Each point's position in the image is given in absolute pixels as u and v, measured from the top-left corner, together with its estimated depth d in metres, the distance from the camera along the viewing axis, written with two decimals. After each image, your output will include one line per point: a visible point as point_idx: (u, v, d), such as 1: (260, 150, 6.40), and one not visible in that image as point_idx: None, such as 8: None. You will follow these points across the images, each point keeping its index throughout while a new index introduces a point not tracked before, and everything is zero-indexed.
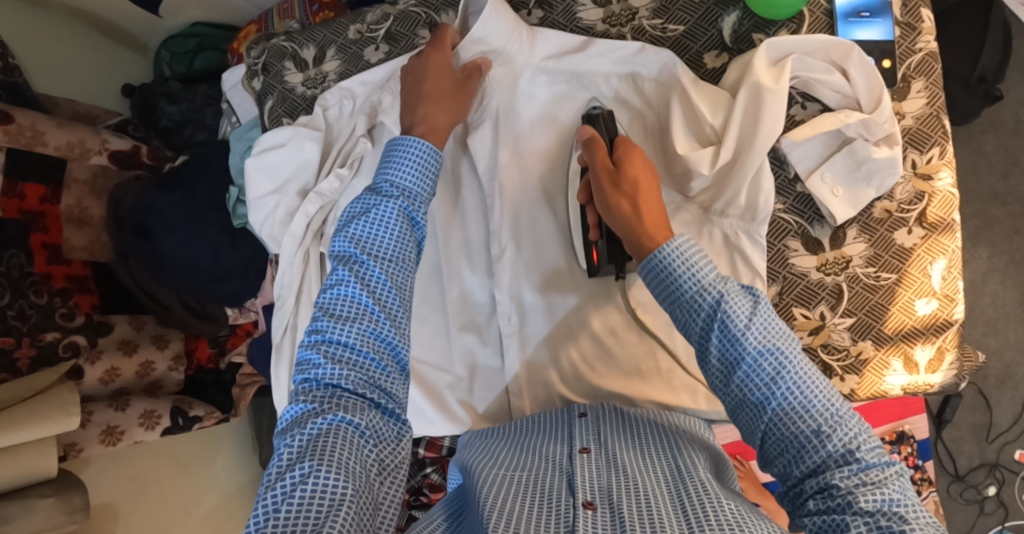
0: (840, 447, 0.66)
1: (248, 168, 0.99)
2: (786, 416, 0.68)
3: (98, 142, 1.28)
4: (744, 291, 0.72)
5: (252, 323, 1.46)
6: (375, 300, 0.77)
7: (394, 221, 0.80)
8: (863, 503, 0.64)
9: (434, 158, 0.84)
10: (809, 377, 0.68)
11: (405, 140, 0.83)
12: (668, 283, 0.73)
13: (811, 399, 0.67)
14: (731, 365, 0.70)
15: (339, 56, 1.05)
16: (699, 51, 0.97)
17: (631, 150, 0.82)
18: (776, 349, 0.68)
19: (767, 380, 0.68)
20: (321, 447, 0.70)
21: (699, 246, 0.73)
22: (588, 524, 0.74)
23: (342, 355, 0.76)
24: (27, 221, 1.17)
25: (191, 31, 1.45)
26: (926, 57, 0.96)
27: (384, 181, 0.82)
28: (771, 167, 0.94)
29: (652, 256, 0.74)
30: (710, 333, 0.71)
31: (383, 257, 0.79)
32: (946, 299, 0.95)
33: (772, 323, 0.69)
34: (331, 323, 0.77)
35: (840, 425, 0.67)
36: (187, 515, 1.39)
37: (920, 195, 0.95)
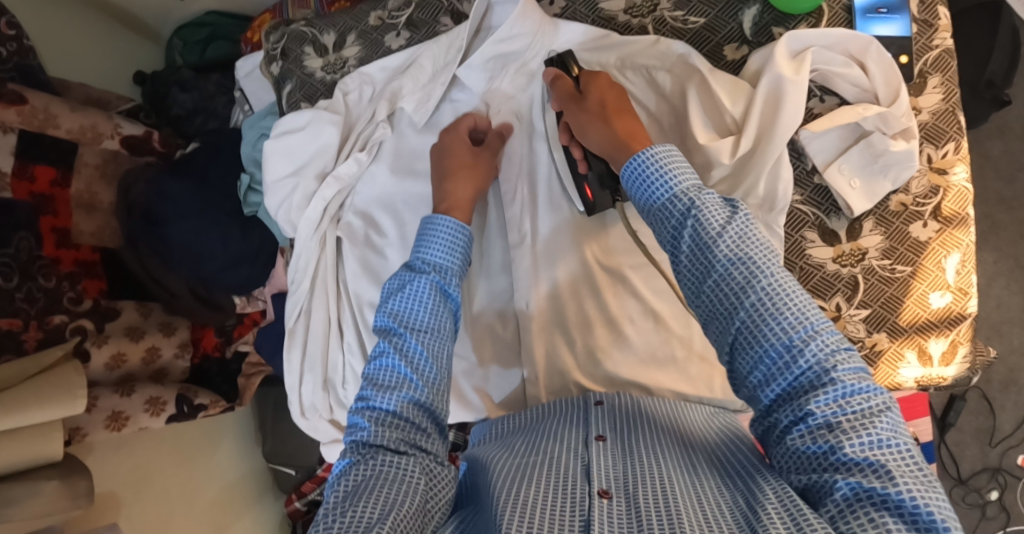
0: (814, 366, 0.67)
1: (267, 150, 0.98)
2: (756, 326, 0.69)
3: (111, 126, 1.28)
4: (723, 202, 0.75)
5: (259, 312, 1.48)
6: (414, 370, 0.80)
7: (428, 294, 0.84)
8: (848, 449, 0.64)
9: (463, 236, 0.88)
10: (783, 288, 0.69)
11: (437, 220, 0.88)
12: (646, 192, 0.77)
13: (785, 309, 0.68)
14: (703, 270, 0.73)
15: (360, 41, 1.06)
16: (719, 43, 0.98)
17: (597, 77, 0.91)
18: (747, 258, 0.70)
19: (737, 288, 0.70)
20: (363, 489, 0.72)
21: (681, 156, 0.78)
22: (604, 512, 0.74)
23: (384, 420, 0.78)
24: (37, 204, 1.16)
25: (204, 20, 1.44)
26: (942, 54, 0.97)
27: (419, 259, 0.87)
28: (790, 159, 0.95)
29: (630, 164, 0.78)
30: (683, 234, 0.74)
31: (420, 330, 0.82)
32: (960, 293, 0.95)
33: (744, 232, 0.71)
34: (373, 392, 0.80)
35: (815, 337, 0.67)
36: (190, 506, 1.34)
37: (935, 190, 0.95)
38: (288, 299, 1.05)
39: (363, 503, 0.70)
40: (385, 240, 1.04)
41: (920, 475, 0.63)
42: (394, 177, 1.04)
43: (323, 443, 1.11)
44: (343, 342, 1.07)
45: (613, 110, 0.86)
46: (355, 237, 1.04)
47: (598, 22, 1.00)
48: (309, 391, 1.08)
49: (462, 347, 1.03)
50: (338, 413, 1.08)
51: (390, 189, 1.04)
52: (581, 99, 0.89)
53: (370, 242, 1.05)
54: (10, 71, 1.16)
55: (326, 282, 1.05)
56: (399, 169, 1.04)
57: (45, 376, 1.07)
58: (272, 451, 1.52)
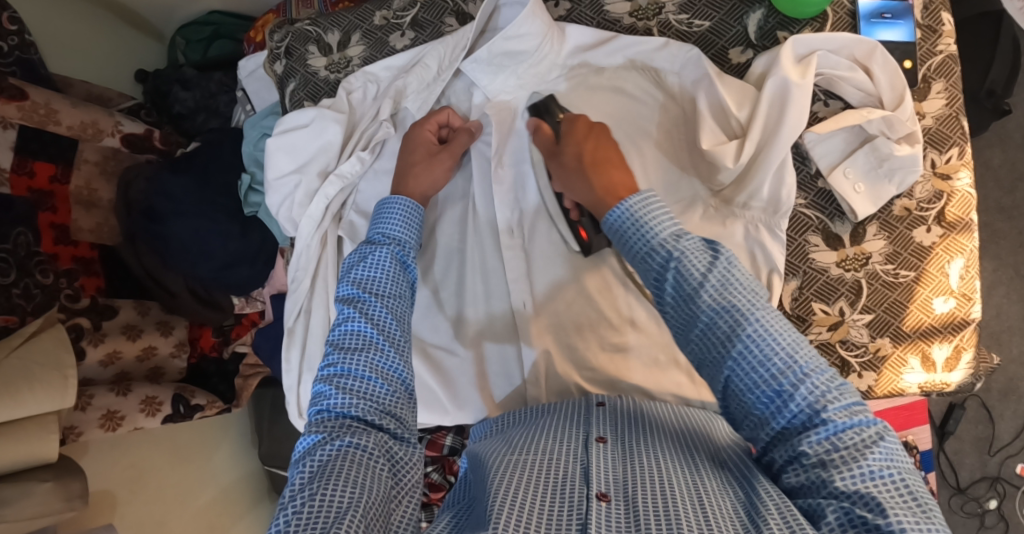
0: (804, 409, 0.67)
1: (270, 148, 0.99)
2: (744, 375, 0.69)
3: (111, 123, 1.27)
4: (704, 245, 0.74)
5: (258, 313, 1.46)
6: (380, 331, 0.81)
7: (387, 264, 0.85)
8: (840, 484, 0.65)
9: (417, 212, 0.90)
10: (768, 334, 0.68)
11: (389, 200, 0.90)
12: (629, 242, 0.76)
13: (771, 354, 0.68)
14: (688, 323, 0.72)
15: (364, 41, 1.06)
16: (724, 46, 0.98)
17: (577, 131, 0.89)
18: (731, 306, 0.69)
19: (722, 339, 0.70)
20: (333, 468, 0.72)
21: (660, 200, 0.76)
22: (602, 517, 0.73)
23: (352, 385, 0.78)
24: (36, 199, 1.15)
25: (207, 19, 1.44)
26: (945, 59, 0.96)
27: (376, 234, 0.88)
28: (794, 162, 0.95)
29: (614, 214, 0.78)
30: (665, 283, 0.73)
31: (384, 295, 0.83)
32: (963, 298, 0.95)
33: (726, 281, 0.70)
34: (340, 355, 0.79)
35: (804, 380, 0.67)
36: (184, 507, 1.33)
37: (939, 195, 0.95)
38: (288, 298, 1.05)
39: (333, 485, 0.70)
40: None
41: (914, 506, 0.63)
42: None
43: None
44: None
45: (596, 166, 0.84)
46: (356, 236, 1.03)
47: (603, 25, 1.00)
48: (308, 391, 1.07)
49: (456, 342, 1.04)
50: None
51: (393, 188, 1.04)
52: (558, 152, 0.90)
53: None
54: (11, 66, 1.14)
55: (325, 282, 1.05)
56: None
57: (31, 347, 1.05)
58: (268, 454, 1.50)
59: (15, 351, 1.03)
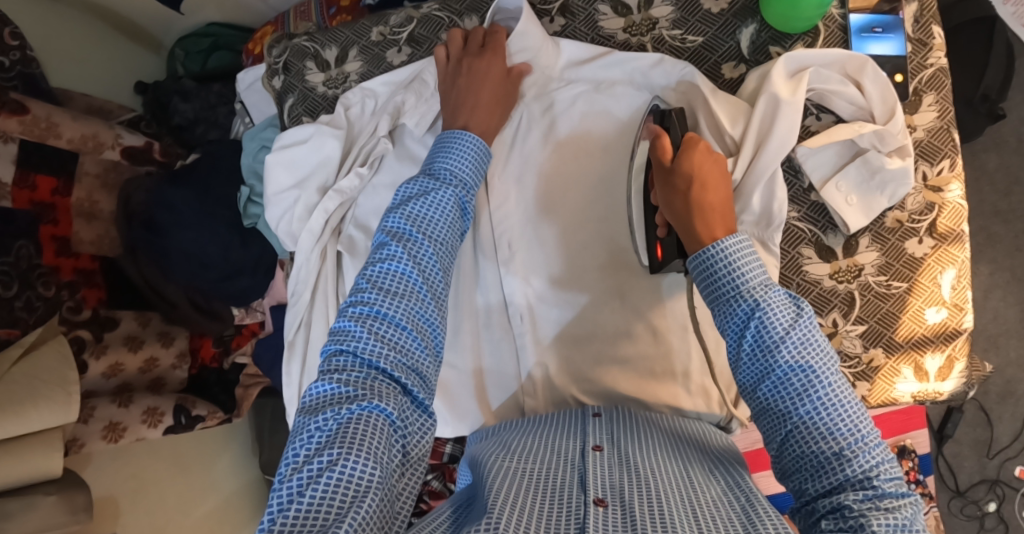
0: (858, 473, 0.66)
1: (270, 163, 1.00)
2: (808, 432, 0.69)
3: (111, 136, 1.28)
4: (790, 303, 0.73)
5: (257, 324, 1.47)
6: (423, 278, 0.79)
7: (447, 206, 0.83)
8: (876, 528, 0.63)
9: (483, 154, 0.88)
10: (839, 398, 0.68)
11: (459, 134, 0.87)
12: (713, 285, 0.75)
13: (836, 422, 0.68)
14: (762, 375, 0.71)
15: (361, 56, 1.07)
16: (718, 62, 0.99)
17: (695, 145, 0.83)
18: (808, 367, 0.69)
19: (792, 395, 0.69)
20: (354, 431, 0.70)
21: (754, 250, 0.75)
22: (599, 521, 0.73)
23: (385, 332, 0.75)
24: (38, 212, 1.16)
25: (206, 31, 1.45)
26: (936, 72, 0.97)
27: (441, 169, 0.86)
28: (786, 176, 0.96)
29: (702, 254, 0.76)
30: (745, 333, 0.72)
31: (435, 238, 0.81)
32: (955, 309, 0.96)
33: (810, 341, 0.70)
34: (378, 296, 0.77)
35: (865, 449, 0.67)
36: (184, 516, 1.34)
37: (931, 206, 0.96)
38: (287, 311, 1.05)
39: (353, 450, 0.68)
40: None
41: None
42: (395, 192, 1.04)
43: None
44: None
45: (698, 188, 0.79)
46: (355, 250, 1.04)
47: (597, 41, 1.02)
48: None
49: (455, 355, 1.04)
50: None
51: (390, 202, 1.04)
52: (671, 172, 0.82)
53: None
54: (12, 80, 1.16)
55: (326, 295, 1.06)
56: (402, 184, 1.04)
57: (34, 367, 1.05)
58: (269, 461, 1.52)
59: (16, 371, 1.03)
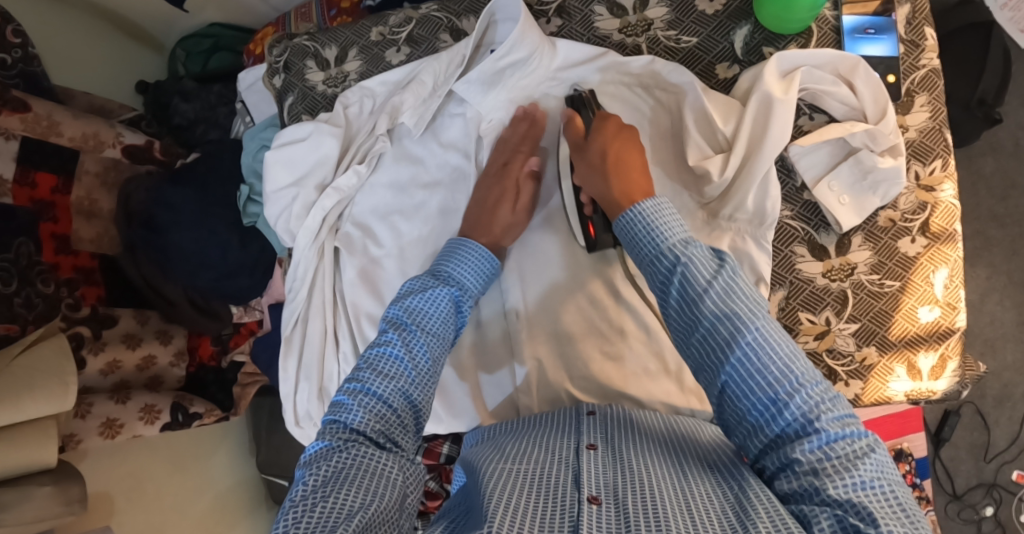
0: (797, 417, 0.70)
1: (268, 161, 1.01)
2: (740, 381, 0.73)
3: (112, 135, 1.29)
4: (712, 254, 0.79)
5: (255, 322, 1.45)
6: (412, 364, 0.83)
7: (444, 304, 0.89)
8: (833, 492, 0.66)
9: (490, 263, 0.94)
10: (767, 342, 0.72)
11: (466, 242, 0.94)
12: (641, 245, 0.83)
13: (769, 363, 0.72)
14: (690, 326, 0.77)
15: (361, 56, 1.08)
16: (711, 62, 1.00)
17: (607, 123, 0.94)
18: (731, 313, 0.74)
19: (721, 344, 0.74)
20: (344, 477, 0.73)
21: (671, 208, 0.83)
22: (593, 519, 0.74)
23: (373, 405, 0.79)
24: (37, 210, 1.17)
25: (207, 31, 1.47)
26: (928, 73, 0.98)
27: (444, 272, 0.92)
28: (779, 175, 0.96)
29: (626, 217, 0.85)
30: (672, 290, 0.79)
31: (428, 331, 0.86)
32: (948, 308, 0.96)
33: (730, 288, 0.75)
34: (371, 374, 0.81)
35: (798, 390, 0.70)
36: (181, 515, 1.34)
37: (923, 206, 0.96)
38: (284, 308, 1.05)
39: (344, 493, 0.71)
40: (381, 249, 1.05)
41: (902, 517, 0.65)
42: (392, 191, 1.05)
43: None
44: (341, 352, 1.07)
45: (616, 161, 0.90)
46: (353, 247, 1.05)
47: (593, 41, 1.02)
48: (303, 399, 1.08)
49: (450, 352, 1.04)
50: None
51: (387, 201, 1.05)
52: (586, 147, 0.93)
53: (368, 252, 1.05)
54: (14, 78, 1.17)
55: (324, 292, 1.06)
56: (399, 183, 1.05)
57: (32, 354, 1.06)
58: (266, 461, 1.51)
59: (17, 358, 1.04)
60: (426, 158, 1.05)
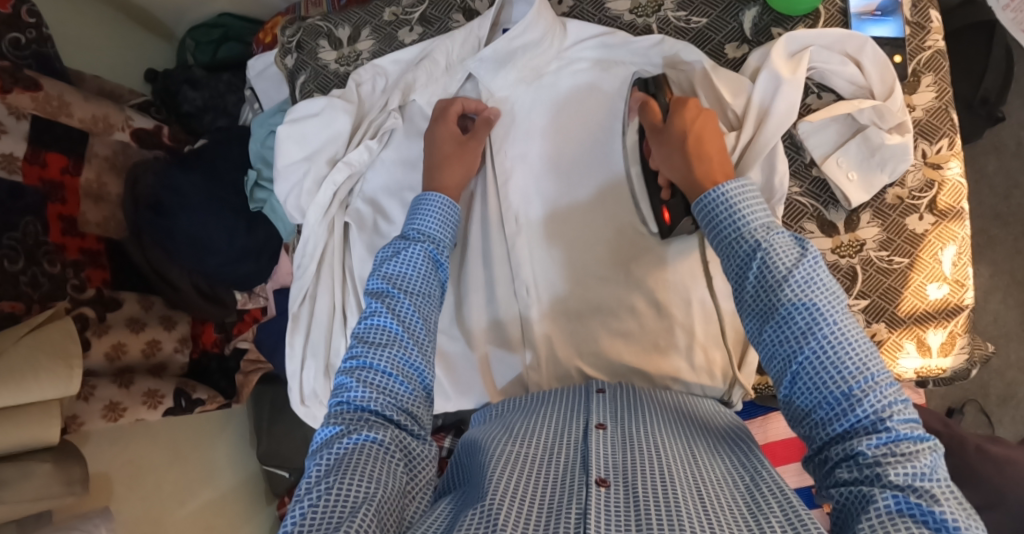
0: (868, 414, 0.66)
1: (280, 136, 1.02)
2: (816, 371, 0.68)
3: (122, 119, 1.30)
4: (794, 242, 0.73)
5: (259, 309, 1.47)
6: (405, 328, 0.81)
7: (420, 262, 0.85)
8: (893, 478, 0.63)
9: (451, 211, 0.89)
10: (846, 335, 0.68)
11: (425, 195, 0.89)
12: (718, 231, 0.77)
13: (844, 355, 0.67)
14: (766, 311, 0.71)
15: (374, 35, 1.09)
16: (721, 42, 1.01)
17: (685, 103, 0.86)
18: (812, 303, 0.69)
19: (797, 333, 0.69)
20: (350, 462, 0.72)
21: (754, 192, 0.76)
22: (602, 500, 0.73)
23: (373, 379, 0.78)
24: (47, 191, 1.16)
25: (217, 21, 1.49)
26: (934, 54, 1.00)
27: (412, 229, 0.88)
28: (788, 152, 0.97)
29: (704, 200, 0.78)
30: (750, 273, 0.73)
31: (413, 293, 0.83)
32: (956, 285, 0.97)
33: (813, 278, 0.70)
34: (364, 348, 0.80)
35: (874, 385, 0.66)
36: (179, 505, 1.32)
37: (930, 184, 0.97)
38: (293, 283, 1.06)
39: (350, 480, 0.70)
40: (390, 225, 1.05)
41: (963, 513, 0.62)
42: (403, 167, 1.06)
43: None
44: (347, 329, 1.08)
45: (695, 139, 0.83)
46: (363, 224, 1.06)
47: (604, 22, 1.04)
48: (309, 376, 1.08)
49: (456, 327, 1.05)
50: None
51: (398, 177, 1.06)
52: (664, 129, 0.86)
53: (377, 228, 1.06)
54: (26, 58, 1.17)
55: (332, 267, 1.07)
56: (410, 159, 1.06)
57: (38, 335, 1.04)
58: (267, 452, 1.50)
59: (21, 340, 1.02)
60: None
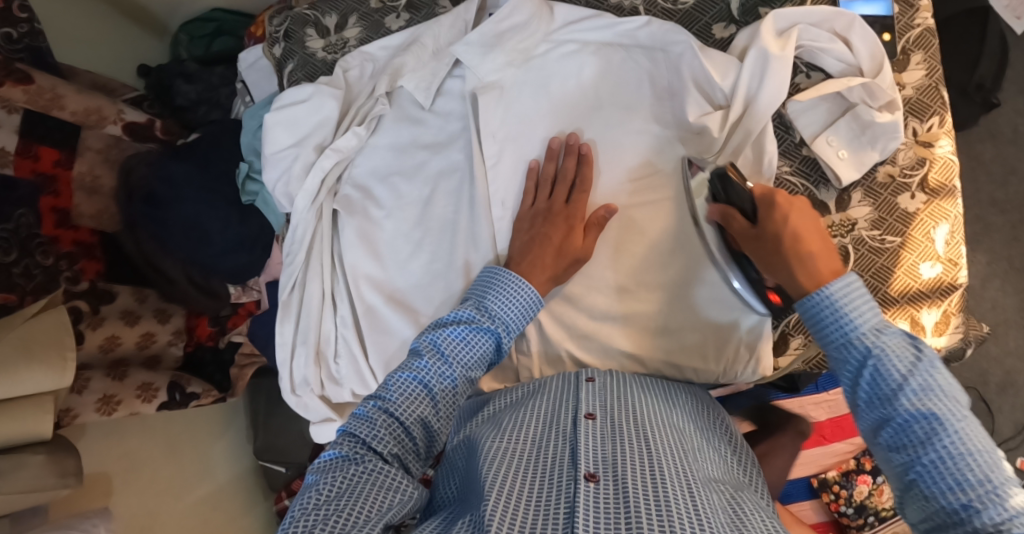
0: (988, 524, 0.65)
1: (268, 122, 1.02)
2: (936, 479, 0.68)
3: (114, 111, 1.27)
4: (909, 340, 0.72)
5: (254, 303, 1.46)
6: (438, 396, 0.81)
7: (481, 340, 0.84)
8: None
9: (534, 304, 0.88)
10: (962, 449, 0.67)
11: (515, 278, 0.88)
12: (823, 329, 0.76)
13: (966, 471, 0.67)
14: (881, 422, 0.72)
15: (361, 22, 1.10)
16: (709, 23, 1.01)
17: (772, 202, 0.84)
18: (931, 414, 0.68)
19: (914, 443, 0.69)
20: (354, 490, 0.73)
21: (863, 288, 0.75)
22: (590, 497, 0.71)
23: (392, 428, 0.79)
24: (40, 183, 1.16)
25: (209, 16, 1.50)
26: (923, 32, 0.99)
27: (488, 303, 0.87)
28: (777, 132, 0.97)
29: (810, 297, 0.76)
30: (862, 377, 0.73)
31: (461, 365, 0.83)
32: (949, 264, 0.96)
33: (930, 385, 0.69)
34: (398, 397, 0.80)
35: (996, 499, 0.65)
36: (177, 499, 1.31)
37: (921, 161, 0.97)
38: (282, 271, 1.06)
39: (354, 506, 0.71)
40: (380, 210, 1.06)
41: None
42: (392, 152, 1.06)
43: (313, 421, 1.10)
44: (338, 315, 1.08)
45: (793, 241, 0.80)
46: (352, 208, 1.06)
47: (592, 5, 1.04)
48: (300, 364, 1.08)
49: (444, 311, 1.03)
50: (329, 388, 1.08)
51: (388, 162, 1.06)
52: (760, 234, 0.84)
53: (367, 213, 1.06)
54: (20, 52, 1.16)
55: (322, 253, 1.07)
56: (399, 144, 1.06)
57: (33, 324, 1.03)
58: (263, 447, 1.49)
59: (16, 329, 1.01)
60: (426, 119, 1.06)
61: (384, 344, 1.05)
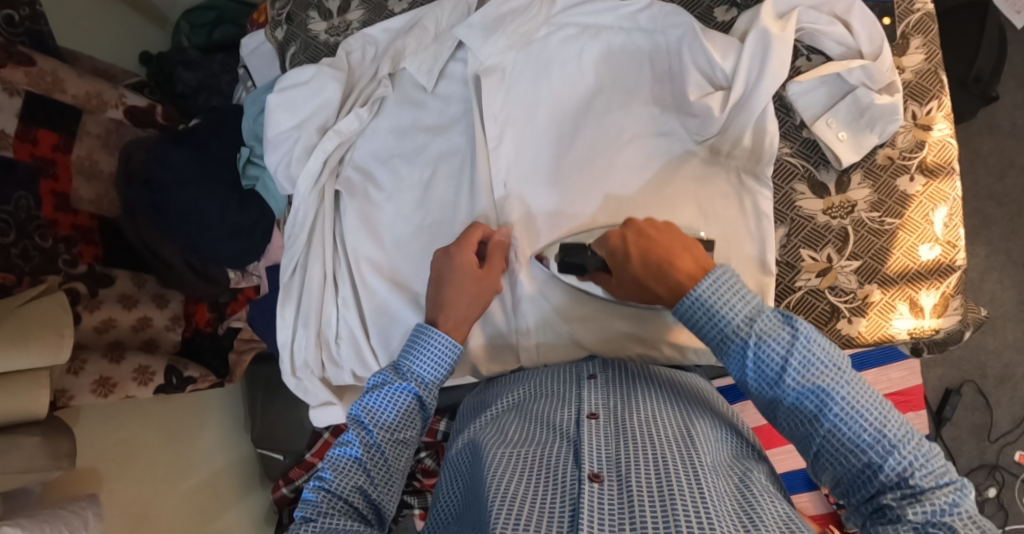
0: (893, 474, 0.70)
1: (270, 104, 1.01)
2: (836, 443, 0.72)
3: (115, 95, 1.28)
4: (782, 320, 0.76)
5: (253, 289, 1.47)
6: (371, 463, 0.82)
7: (402, 401, 0.85)
8: (913, 517, 0.67)
9: (452, 351, 0.88)
10: (855, 408, 0.71)
11: (428, 331, 0.88)
12: (703, 328, 0.79)
13: (858, 429, 0.71)
14: (775, 404, 0.76)
15: (364, 6, 1.11)
16: (709, 7, 1.02)
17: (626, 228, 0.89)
18: (817, 388, 0.72)
19: (808, 418, 0.73)
20: None
21: (735, 278, 0.78)
22: (595, 497, 0.70)
23: (334, 502, 0.79)
24: (38, 166, 1.14)
25: (211, 4, 1.52)
26: (923, 17, 1.00)
27: (405, 365, 0.87)
28: (778, 114, 0.98)
29: (685, 300, 0.80)
30: (746, 363, 0.76)
31: (386, 429, 0.84)
32: (948, 246, 0.97)
33: (808, 361, 0.73)
34: (334, 474, 0.81)
35: (892, 450, 0.70)
36: (173, 486, 1.31)
37: (920, 144, 0.98)
38: (283, 254, 1.05)
39: None
40: (381, 192, 1.07)
41: None
42: (394, 134, 1.07)
43: (311, 405, 1.10)
44: (340, 297, 1.08)
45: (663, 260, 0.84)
46: (354, 191, 1.06)
47: None
48: (300, 346, 1.08)
49: None
50: (329, 370, 1.08)
51: (389, 145, 1.07)
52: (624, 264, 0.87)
53: (369, 196, 1.07)
54: (20, 35, 1.14)
55: (324, 236, 1.06)
56: (400, 127, 1.06)
57: (30, 308, 1.01)
58: (261, 436, 1.51)
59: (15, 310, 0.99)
60: (428, 102, 1.06)
61: (386, 324, 1.06)
